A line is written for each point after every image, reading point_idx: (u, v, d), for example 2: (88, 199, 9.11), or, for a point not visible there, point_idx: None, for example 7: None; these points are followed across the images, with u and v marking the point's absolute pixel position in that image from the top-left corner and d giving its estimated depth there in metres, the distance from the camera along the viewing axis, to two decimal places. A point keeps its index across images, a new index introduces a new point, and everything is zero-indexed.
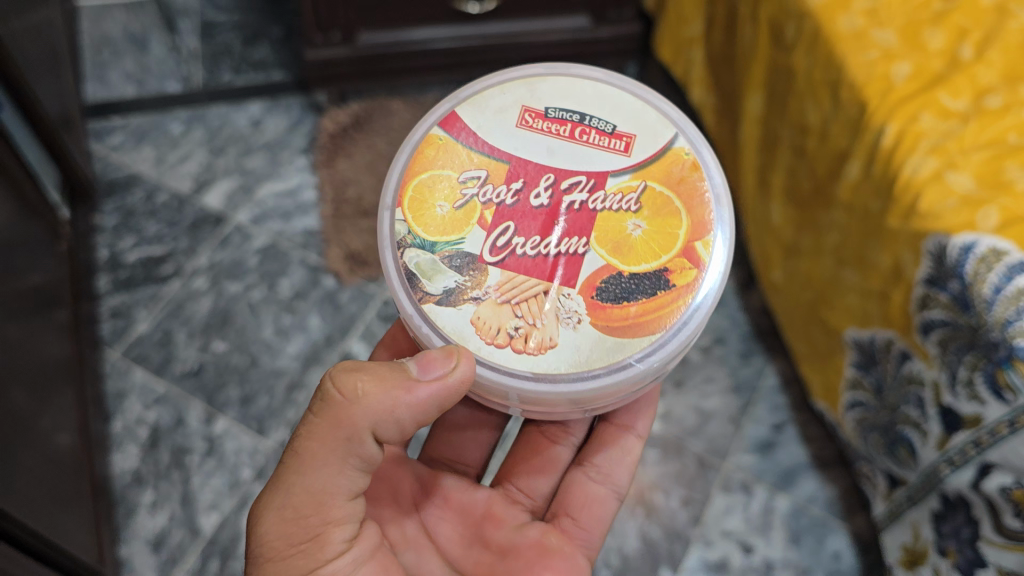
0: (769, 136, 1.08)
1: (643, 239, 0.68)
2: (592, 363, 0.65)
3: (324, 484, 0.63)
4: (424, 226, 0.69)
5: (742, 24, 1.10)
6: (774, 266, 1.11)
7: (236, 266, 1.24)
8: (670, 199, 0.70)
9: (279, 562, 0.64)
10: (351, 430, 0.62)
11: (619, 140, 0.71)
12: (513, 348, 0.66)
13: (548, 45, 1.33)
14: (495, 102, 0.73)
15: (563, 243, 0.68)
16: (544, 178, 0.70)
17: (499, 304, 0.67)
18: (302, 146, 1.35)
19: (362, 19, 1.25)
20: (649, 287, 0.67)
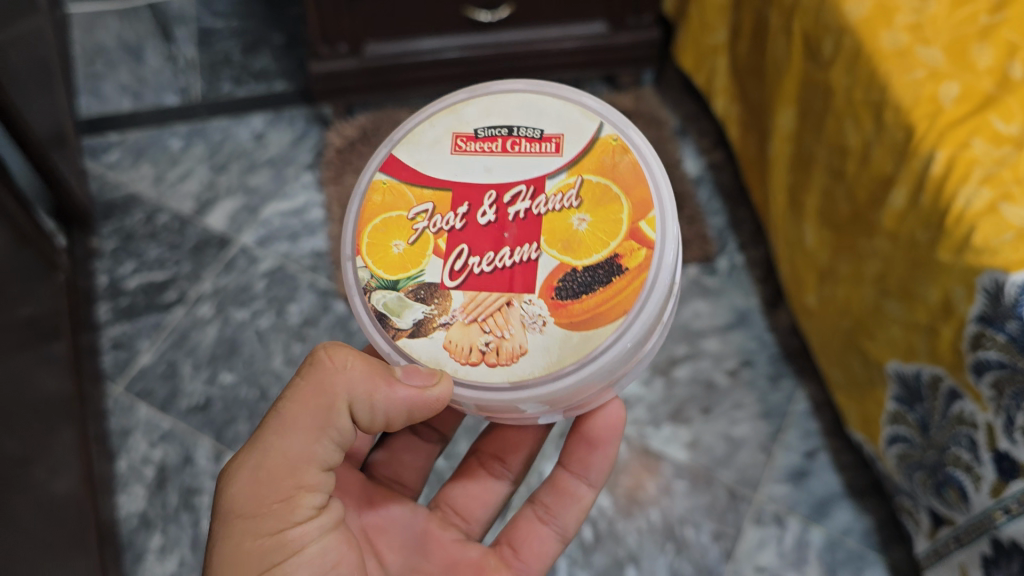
0: (804, 155, 1.03)
1: (591, 231, 0.65)
2: (562, 359, 0.63)
3: (300, 450, 0.64)
4: (385, 266, 0.66)
5: (774, 37, 1.04)
6: (809, 290, 1.06)
7: (242, 291, 1.19)
8: (608, 185, 0.66)
9: (249, 519, 0.64)
10: (333, 398, 0.64)
11: (549, 142, 0.68)
12: (490, 363, 0.63)
13: (564, 53, 1.27)
14: (427, 134, 0.70)
15: (512, 259, 0.65)
16: (487, 197, 0.67)
17: (466, 324, 0.64)
18: (307, 162, 1.30)
19: (370, 29, 1.19)
20: (602, 279, 0.63)
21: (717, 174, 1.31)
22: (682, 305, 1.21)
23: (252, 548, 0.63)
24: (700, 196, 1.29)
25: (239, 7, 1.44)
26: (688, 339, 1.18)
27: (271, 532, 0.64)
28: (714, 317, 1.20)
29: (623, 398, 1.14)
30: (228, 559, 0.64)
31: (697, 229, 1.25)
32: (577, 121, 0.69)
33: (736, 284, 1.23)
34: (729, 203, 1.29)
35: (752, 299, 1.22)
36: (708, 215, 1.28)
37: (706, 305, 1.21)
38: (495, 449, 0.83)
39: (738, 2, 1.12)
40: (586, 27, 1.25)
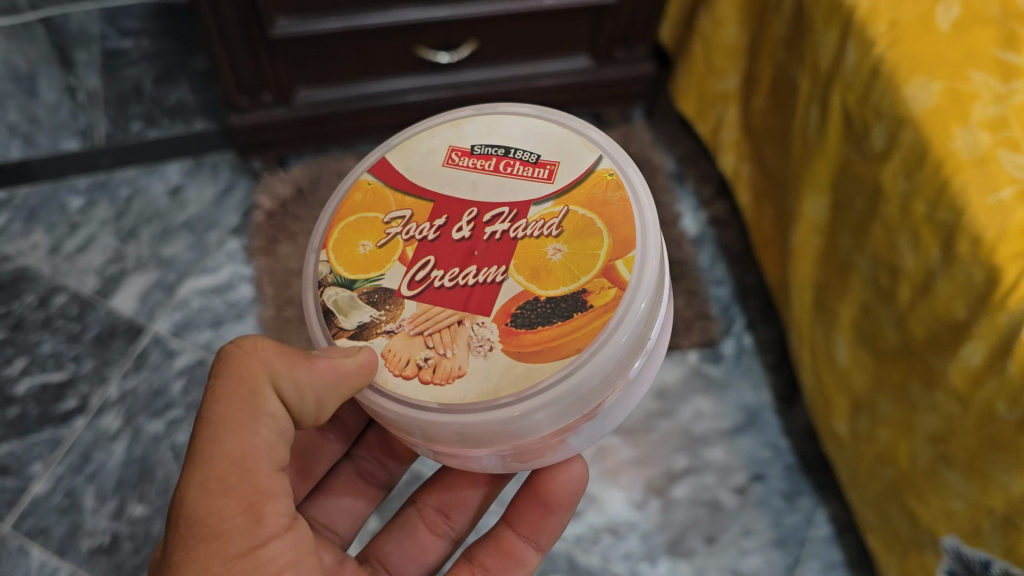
0: (839, 256, 0.81)
1: (562, 264, 0.56)
2: (498, 389, 0.54)
3: (243, 449, 0.54)
4: (347, 265, 0.59)
5: (806, 104, 0.81)
6: (842, 417, 0.86)
7: (156, 395, 0.99)
8: (592, 220, 0.58)
9: (214, 548, 0.51)
10: (255, 384, 0.55)
11: (542, 169, 0.61)
12: (422, 380, 0.55)
13: (541, 94, 1.05)
14: (425, 144, 0.64)
15: (476, 276, 0.57)
16: (469, 213, 0.60)
17: (410, 337, 0.56)
18: (233, 226, 1.09)
19: (297, 76, 0.97)
20: (565, 310, 0.55)
21: (720, 231, 1.11)
22: (682, 403, 1.01)
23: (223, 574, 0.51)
24: (701, 260, 1.09)
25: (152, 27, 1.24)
26: (689, 448, 0.99)
27: (242, 552, 0.52)
28: (718, 418, 1.01)
29: (612, 526, 0.95)
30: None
31: (698, 306, 1.04)
32: (578, 150, 0.62)
33: (745, 373, 1.03)
34: (735, 269, 1.08)
35: (763, 394, 1.02)
36: (710, 285, 1.07)
37: (710, 403, 1.01)
38: (439, 503, 0.76)
39: (755, 48, 0.89)
40: (568, 63, 1.03)
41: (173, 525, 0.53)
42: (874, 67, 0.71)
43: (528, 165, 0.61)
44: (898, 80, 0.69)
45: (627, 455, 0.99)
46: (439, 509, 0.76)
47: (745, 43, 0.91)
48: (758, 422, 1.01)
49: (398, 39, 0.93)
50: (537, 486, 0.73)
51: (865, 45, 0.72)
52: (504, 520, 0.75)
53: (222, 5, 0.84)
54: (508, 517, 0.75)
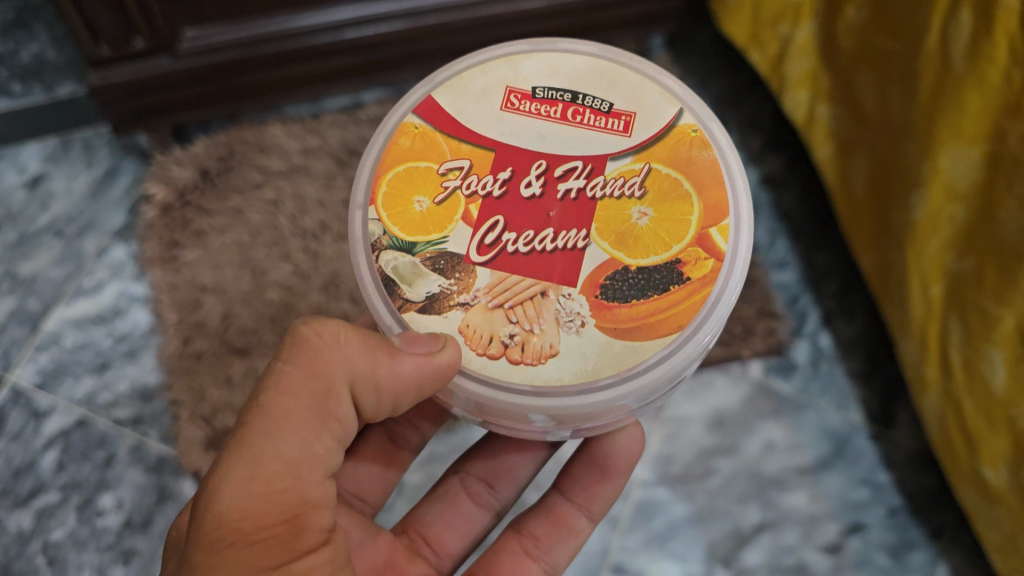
0: (1003, 233, 0.55)
1: (651, 228, 0.46)
2: (596, 370, 0.44)
3: (300, 453, 0.42)
4: (401, 225, 0.46)
5: (956, 8, 0.55)
6: (998, 461, 0.59)
7: (19, 476, 0.71)
8: (678, 180, 0.47)
9: (240, 557, 0.39)
10: (328, 380, 0.43)
11: (618, 120, 0.48)
12: (507, 360, 0.44)
13: (525, 22, 0.78)
14: (477, 81, 0.50)
15: (557, 242, 0.45)
16: (537, 165, 0.47)
17: (489, 310, 0.45)
18: (117, 227, 0.81)
19: (177, 11, 0.68)
20: (661, 283, 0.45)
21: (776, 195, 0.85)
22: (747, 433, 0.75)
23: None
24: (756, 235, 0.83)
25: None
26: (760, 496, 0.73)
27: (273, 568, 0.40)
28: (795, 452, 0.75)
29: None
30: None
31: (760, 301, 0.79)
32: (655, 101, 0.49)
33: (826, 387, 0.77)
34: (800, 246, 0.82)
35: (852, 413, 0.76)
36: (771, 269, 0.81)
37: (783, 431, 0.75)
38: (483, 468, 0.60)
39: None
40: None
41: (199, 522, 0.40)
42: None
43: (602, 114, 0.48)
44: None
45: (679, 512, 0.72)
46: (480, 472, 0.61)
47: None
48: (849, 452, 0.75)
49: None
50: (596, 448, 0.59)
51: None
52: (554, 490, 0.61)
53: None
54: (558, 485, 0.61)
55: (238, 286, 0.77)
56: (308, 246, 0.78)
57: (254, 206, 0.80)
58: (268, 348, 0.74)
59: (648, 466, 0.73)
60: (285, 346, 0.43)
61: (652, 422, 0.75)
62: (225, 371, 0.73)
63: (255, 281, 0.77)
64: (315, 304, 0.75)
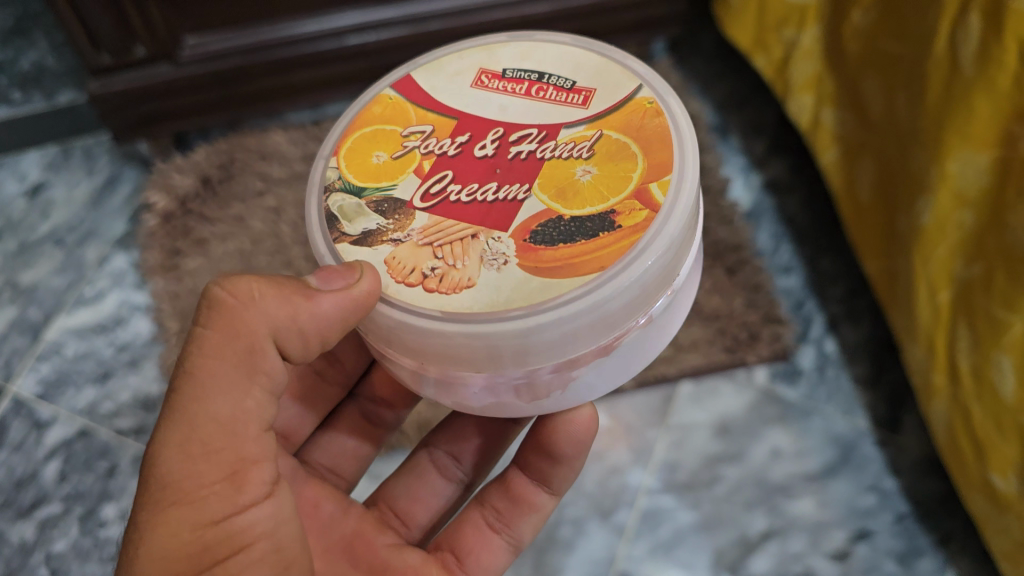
0: (1012, 240, 0.54)
1: (591, 184, 0.41)
2: (511, 301, 0.39)
3: (231, 410, 0.40)
4: (357, 172, 0.44)
5: (964, 13, 0.54)
6: (1008, 469, 0.59)
7: (21, 487, 0.71)
8: (626, 144, 0.43)
9: (184, 515, 0.38)
10: (247, 339, 0.40)
11: (579, 95, 0.45)
12: (424, 290, 0.40)
13: (529, 26, 0.77)
14: (452, 64, 0.48)
15: (501, 193, 0.42)
16: (493, 132, 0.44)
17: (419, 246, 0.41)
18: (118, 235, 0.80)
19: (180, 16, 0.68)
20: (590, 230, 0.40)
21: (781, 200, 0.84)
22: (753, 440, 0.74)
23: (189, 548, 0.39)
24: (760, 240, 0.82)
25: None
26: (767, 502, 0.72)
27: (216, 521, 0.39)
28: (802, 458, 0.74)
29: None
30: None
31: (764, 308, 0.78)
32: (615, 78, 0.46)
33: (832, 393, 0.76)
34: (805, 252, 0.82)
35: (859, 419, 0.75)
36: (775, 274, 0.81)
37: (789, 437, 0.75)
38: (449, 443, 0.59)
39: None
40: None
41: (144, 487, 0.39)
42: None
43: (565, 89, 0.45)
44: None
45: (685, 520, 0.71)
46: (450, 445, 0.59)
47: None
48: (856, 457, 0.74)
49: None
50: (540, 434, 0.53)
51: None
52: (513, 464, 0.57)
53: None
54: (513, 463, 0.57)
55: None
56: (311, 254, 0.77)
57: (256, 213, 0.80)
58: None
59: (653, 474, 0.73)
60: (200, 311, 0.41)
61: (657, 429, 0.75)
62: None
63: None
64: None
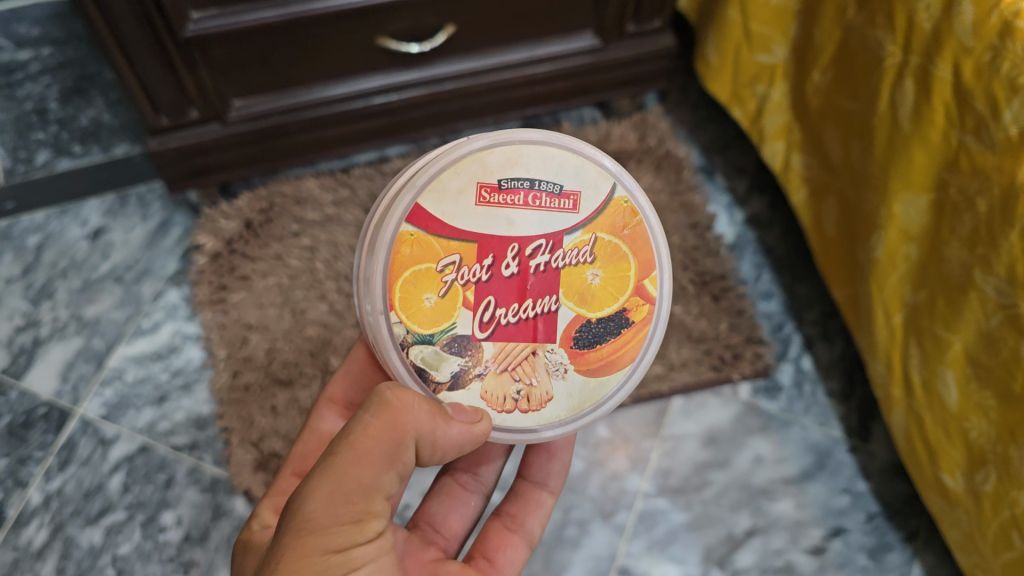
0: (948, 271, 0.63)
1: (603, 288, 0.52)
2: (581, 402, 0.53)
3: (375, 480, 0.43)
4: (419, 321, 0.49)
5: (900, 80, 0.63)
6: (954, 468, 0.68)
7: (89, 497, 0.79)
8: (618, 245, 0.52)
9: (315, 541, 0.41)
10: (400, 439, 0.45)
11: (568, 200, 0.51)
12: (520, 411, 0.52)
13: (535, 82, 0.87)
14: (451, 182, 0.49)
15: (537, 308, 0.51)
16: (510, 249, 0.50)
17: (498, 374, 0.51)
18: (171, 273, 0.90)
19: (229, 86, 0.78)
20: (612, 330, 0.53)
21: (761, 233, 0.94)
22: (738, 449, 0.83)
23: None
24: (743, 269, 0.92)
25: (63, 51, 1.05)
26: (750, 504, 0.81)
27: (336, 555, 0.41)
28: (782, 464, 0.83)
29: None
30: None
31: (747, 330, 0.87)
32: (594, 176, 0.52)
33: (809, 405, 0.86)
34: (783, 279, 0.91)
35: (833, 429, 0.85)
36: (757, 300, 0.90)
37: (770, 446, 0.84)
38: (467, 462, 0.64)
39: (807, 9, 0.73)
40: (568, 44, 0.84)
41: (288, 518, 0.42)
42: (1006, 25, 0.54)
43: (557, 199, 0.51)
44: None
45: (678, 520, 0.80)
46: (470, 468, 0.64)
47: (795, 3, 0.74)
48: (830, 464, 0.83)
49: (355, 28, 0.75)
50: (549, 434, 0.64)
51: None
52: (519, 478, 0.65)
53: (113, 1, 0.64)
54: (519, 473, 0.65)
55: (280, 324, 0.86)
56: (343, 287, 0.88)
57: (292, 252, 0.90)
58: (309, 380, 0.83)
59: (650, 479, 0.82)
60: (367, 401, 0.45)
61: (652, 439, 0.83)
62: (270, 401, 0.82)
63: (296, 319, 0.86)
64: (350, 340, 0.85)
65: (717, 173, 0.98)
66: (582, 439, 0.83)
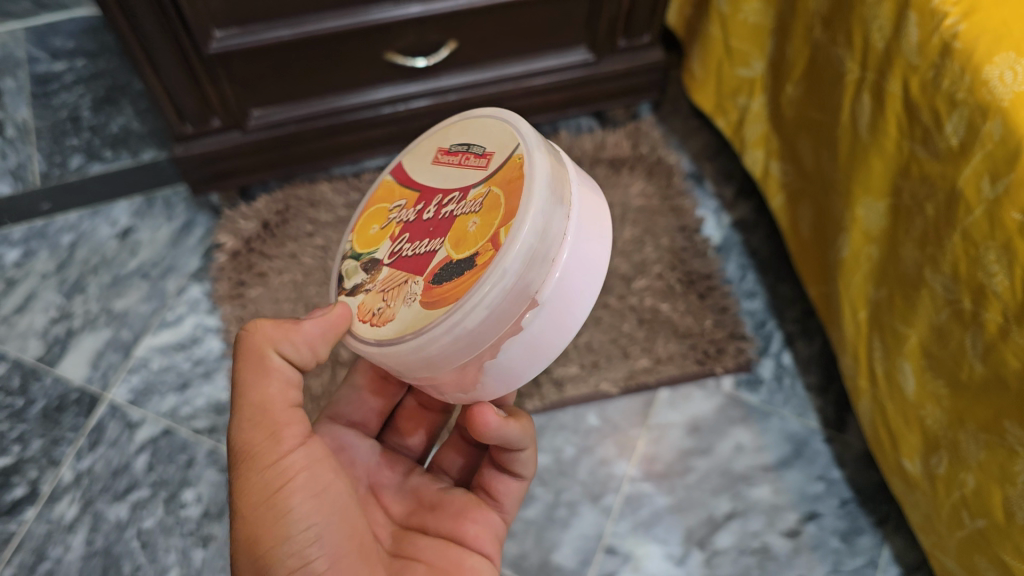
0: (904, 269, 0.68)
1: (475, 230, 0.50)
2: (409, 327, 0.50)
3: (268, 399, 0.50)
4: (361, 243, 0.57)
5: (860, 95, 0.69)
6: (914, 453, 0.73)
7: (116, 476, 0.85)
8: (500, 197, 0.51)
9: (250, 475, 0.48)
10: (262, 357, 0.50)
11: (482, 158, 0.54)
12: (374, 328, 0.52)
13: (532, 93, 0.94)
14: (423, 147, 0.59)
15: (429, 246, 0.52)
16: (436, 198, 0.55)
17: (375, 292, 0.53)
18: (194, 270, 0.97)
19: (249, 97, 0.84)
20: (460, 269, 0.49)
21: (746, 236, 1.01)
22: (720, 437, 0.89)
23: (258, 494, 0.48)
24: (729, 270, 0.98)
25: (97, 63, 1.12)
26: (731, 490, 0.86)
27: (266, 481, 0.48)
28: (761, 452, 0.88)
29: None
30: (247, 546, 0.47)
31: (730, 326, 0.93)
32: (506, 140, 0.53)
33: (788, 398, 0.91)
34: (766, 280, 0.98)
35: (810, 420, 0.90)
36: (742, 299, 0.96)
37: (750, 435, 0.89)
38: None
39: (782, 28, 0.79)
40: (563, 58, 0.91)
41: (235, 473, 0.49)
42: (945, 45, 0.60)
43: (474, 154, 0.55)
44: (975, 62, 0.57)
45: (661, 503, 0.85)
46: None
47: (772, 21, 0.81)
48: (807, 453, 0.88)
49: (362, 44, 0.81)
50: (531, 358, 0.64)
51: (933, 19, 0.61)
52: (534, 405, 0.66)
53: (144, 19, 0.70)
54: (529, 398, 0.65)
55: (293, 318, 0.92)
56: None
57: (306, 251, 0.96)
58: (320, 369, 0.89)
59: (636, 465, 0.87)
60: (236, 349, 0.52)
61: (639, 428, 0.89)
62: None
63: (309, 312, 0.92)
64: None
65: (705, 180, 1.05)
66: (573, 426, 0.89)
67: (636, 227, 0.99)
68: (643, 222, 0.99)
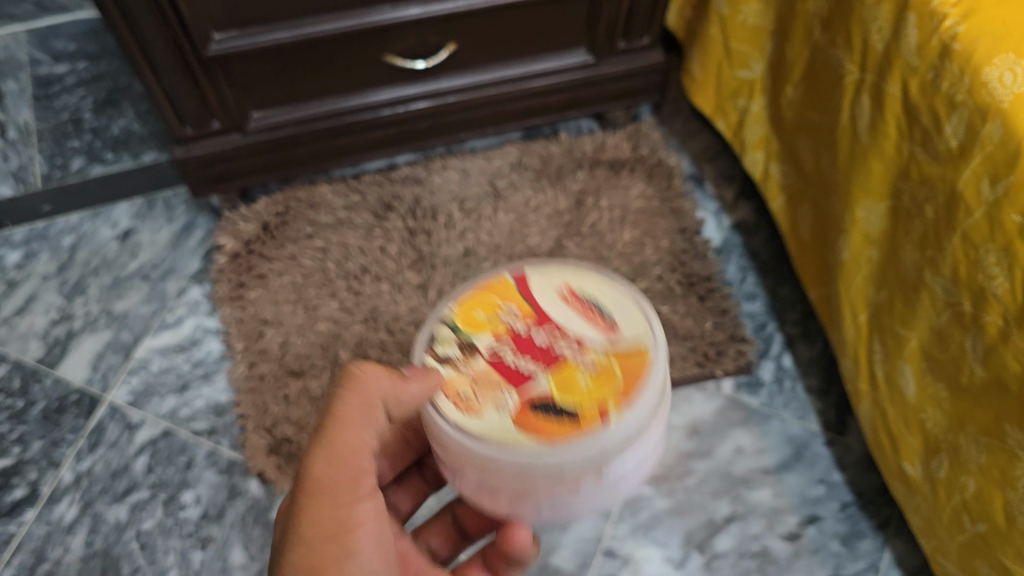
0: (904, 272, 0.68)
1: (588, 387, 0.47)
2: (509, 436, 0.46)
3: (362, 447, 0.48)
4: (461, 310, 0.52)
5: (859, 97, 0.69)
6: (914, 457, 0.73)
7: (116, 477, 0.85)
8: (614, 373, 0.48)
9: (319, 510, 0.46)
10: (365, 403, 0.48)
11: (607, 324, 0.50)
12: (453, 375, 0.49)
13: (532, 95, 0.94)
14: (545, 277, 0.53)
15: (531, 367, 0.48)
16: (544, 334, 0.50)
17: (468, 359, 0.49)
18: (194, 271, 0.97)
19: (249, 100, 0.84)
20: (557, 412, 0.46)
21: (747, 238, 1.00)
22: (720, 440, 0.88)
23: (327, 530, 0.46)
24: (729, 272, 0.98)
25: (99, 65, 1.13)
26: (731, 493, 0.86)
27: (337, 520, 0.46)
28: (761, 455, 0.88)
29: None
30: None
31: (730, 328, 0.93)
32: (636, 328, 0.50)
33: (788, 401, 0.91)
34: (767, 282, 0.97)
35: (811, 423, 0.90)
36: (742, 301, 0.96)
37: (750, 438, 0.89)
38: None
39: (781, 29, 0.79)
40: (563, 60, 0.91)
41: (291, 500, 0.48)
42: (945, 46, 0.59)
43: (597, 318, 0.51)
44: (975, 63, 0.57)
45: (661, 506, 0.85)
46: None
47: (771, 23, 0.80)
48: (808, 456, 0.88)
49: (362, 46, 0.81)
50: None
51: (932, 20, 0.60)
52: None
53: (142, 23, 0.71)
54: None
55: (293, 320, 0.92)
56: (352, 285, 0.94)
57: (306, 253, 0.96)
58: (319, 370, 0.89)
59: None
60: (337, 388, 0.49)
61: None
62: (282, 391, 0.88)
63: (308, 314, 0.93)
64: (358, 334, 0.91)
65: (706, 181, 1.05)
66: None
67: (637, 229, 0.99)
68: (643, 224, 0.99)
